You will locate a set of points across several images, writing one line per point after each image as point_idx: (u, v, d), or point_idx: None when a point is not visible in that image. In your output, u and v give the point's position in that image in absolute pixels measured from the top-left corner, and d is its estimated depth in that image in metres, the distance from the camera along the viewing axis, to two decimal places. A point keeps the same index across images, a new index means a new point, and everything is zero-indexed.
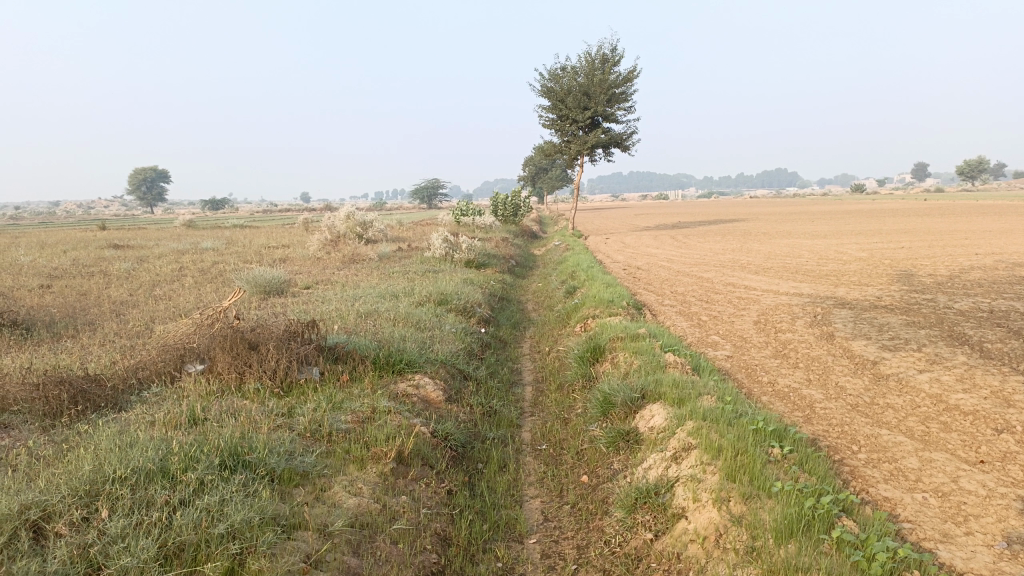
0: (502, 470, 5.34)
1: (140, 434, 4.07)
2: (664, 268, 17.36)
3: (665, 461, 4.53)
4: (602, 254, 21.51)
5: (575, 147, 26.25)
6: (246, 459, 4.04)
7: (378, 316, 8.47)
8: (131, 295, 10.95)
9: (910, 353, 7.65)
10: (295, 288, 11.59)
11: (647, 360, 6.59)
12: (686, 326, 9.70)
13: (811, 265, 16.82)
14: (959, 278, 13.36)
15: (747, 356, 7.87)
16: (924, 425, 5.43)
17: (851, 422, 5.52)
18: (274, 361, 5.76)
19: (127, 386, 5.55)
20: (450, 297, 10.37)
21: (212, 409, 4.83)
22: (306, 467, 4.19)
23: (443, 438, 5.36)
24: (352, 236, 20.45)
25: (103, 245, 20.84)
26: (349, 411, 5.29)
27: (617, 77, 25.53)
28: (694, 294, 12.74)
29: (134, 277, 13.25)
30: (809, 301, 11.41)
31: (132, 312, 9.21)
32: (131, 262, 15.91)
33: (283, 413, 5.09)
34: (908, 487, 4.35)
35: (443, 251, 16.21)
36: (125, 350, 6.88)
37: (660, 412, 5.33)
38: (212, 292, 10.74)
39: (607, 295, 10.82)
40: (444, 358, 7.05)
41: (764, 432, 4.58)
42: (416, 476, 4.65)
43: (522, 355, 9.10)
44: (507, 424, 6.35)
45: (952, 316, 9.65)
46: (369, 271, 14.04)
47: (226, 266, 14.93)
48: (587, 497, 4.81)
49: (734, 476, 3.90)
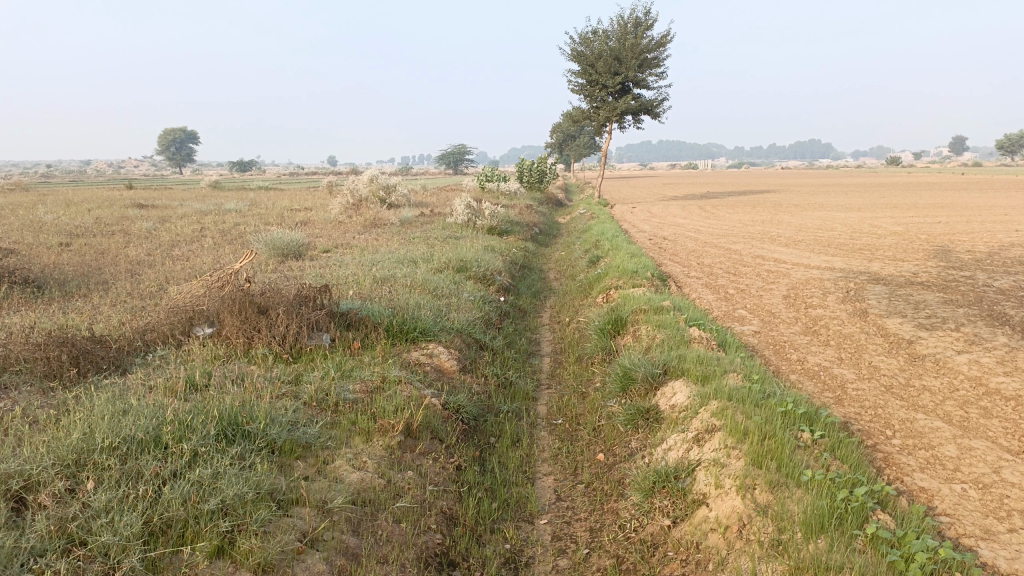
0: (515, 445, 5.14)
1: (136, 400, 3.92)
2: (691, 238, 16.95)
3: (686, 443, 4.28)
4: (628, 223, 21.09)
5: (603, 114, 25.67)
6: (245, 429, 3.86)
7: (395, 282, 8.27)
8: (149, 254, 10.83)
9: (948, 333, 7.28)
10: (314, 251, 11.43)
11: (670, 334, 6.30)
12: (712, 299, 9.38)
13: (843, 238, 16.33)
14: (999, 255, 12.86)
15: (775, 331, 7.57)
16: (962, 410, 5.12)
17: (885, 406, 5.22)
18: (283, 326, 5.58)
19: (133, 349, 5.42)
20: (471, 264, 10.13)
21: (215, 375, 4.67)
22: (308, 439, 4.01)
23: (454, 410, 5.15)
24: (374, 200, 20.26)
25: (128, 204, 20.86)
26: (358, 380, 5.10)
27: (649, 41, 24.84)
28: (721, 266, 12.38)
29: (155, 236, 13.17)
30: (841, 276, 11.01)
31: (148, 272, 9.10)
32: (153, 222, 15.87)
33: (289, 381, 4.91)
34: (947, 477, 4.07)
35: (465, 218, 15.94)
36: (136, 310, 6.76)
37: (683, 390, 5.07)
38: (229, 254, 10.61)
39: (631, 266, 10.51)
40: (460, 327, 6.83)
41: (793, 414, 4.31)
42: (424, 451, 4.46)
43: (541, 325, 8.87)
44: (523, 396, 6.14)
45: (992, 294, 9.23)
46: (390, 235, 13.84)
47: (248, 227, 14.82)
48: (603, 477, 4.59)
49: (760, 461, 3.65)
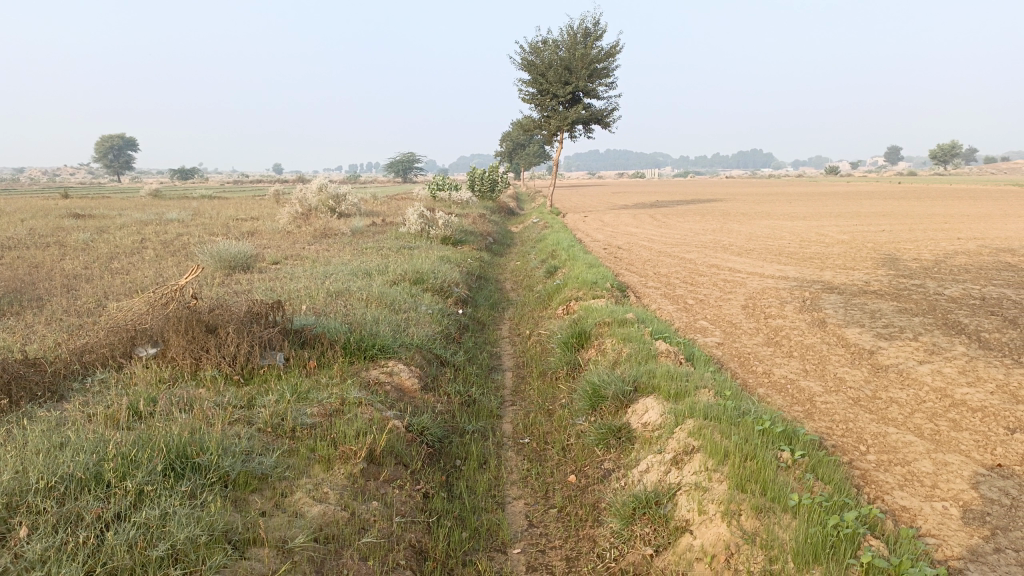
0: (482, 467, 4.92)
1: (74, 431, 3.59)
2: (645, 248, 16.99)
3: (663, 465, 4.13)
4: (582, 233, 21.05)
5: (554, 123, 25.66)
6: (195, 461, 3.57)
7: (349, 296, 7.99)
8: (86, 267, 10.31)
9: (907, 343, 7.32)
10: (263, 262, 11.03)
11: (637, 349, 6.17)
12: (672, 310, 9.32)
13: (793, 247, 16.56)
14: (945, 263, 13.14)
15: (738, 343, 7.51)
16: (932, 423, 5.09)
17: (855, 419, 5.16)
18: (234, 345, 5.28)
19: (70, 372, 5.06)
20: (427, 275, 9.89)
21: (161, 401, 4.34)
22: (265, 469, 3.74)
23: (418, 433, 4.92)
24: (324, 209, 19.85)
25: (64, 214, 20.01)
26: (315, 403, 4.82)
27: (599, 51, 24.97)
28: (678, 276, 12.38)
29: (92, 249, 12.58)
30: (796, 285, 11.08)
31: (86, 286, 8.61)
32: (90, 232, 15.21)
33: (242, 405, 4.62)
34: (927, 494, 4.00)
35: (418, 227, 15.67)
36: (73, 329, 6.36)
37: (655, 407, 4.93)
38: (173, 267, 10.16)
39: (590, 276, 10.40)
40: (420, 343, 6.59)
41: (772, 433, 4.19)
42: (389, 478, 4.22)
43: (501, 338, 8.69)
44: (487, 414, 5.94)
45: (944, 303, 9.37)
46: (342, 246, 13.50)
47: (192, 238, 14.29)
48: (576, 501, 4.41)
49: (744, 485, 3.52)
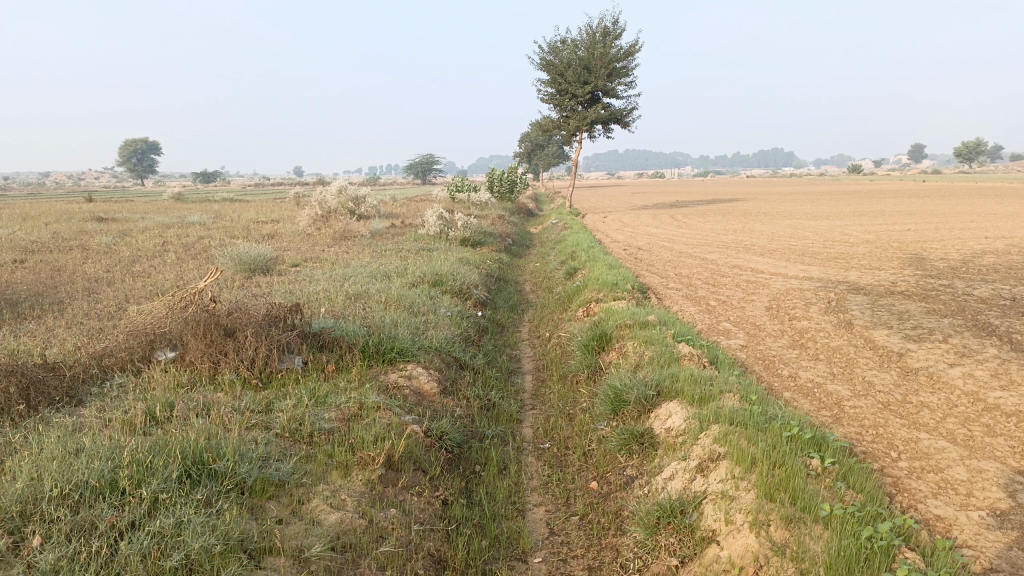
0: (502, 473, 4.84)
1: (90, 438, 3.55)
2: (665, 249, 16.83)
3: (688, 472, 4.02)
4: (601, 233, 20.90)
5: (573, 123, 25.54)
6: (211, 468, 3.52)
7: (368, 299, 7.94)
8: (108, 271, 10.36)
9: (937, 345, 7.14)
10: (283, 265, 11.04)
11: (659, 352, 6.05)
12: (694, 312, 9.18)
13: (816, 247, 16.32)
14: (973, 263, 12.88)
15: (762, 345, 7.37)
16: (965, 428, 4.93)
17: (885, 424, 5.02)
18: (252, 349, 5.23)
19: (89, 377, 5.05)
20: (446, 277, 9.83)
21: (178, 406, 4.31)
22: (282, 476, 3.68)
23: (437, 438, 4.85)
24: (343, 212, 19.89)
25: (88, 218, 20.19)
26: (333, 407, 4.76)
27: (618, 51, 24.82)
28: (699, 277, 12.24)
29: (114, 252, 12.66)
30: (821, 286, 10.90)
31: (107, 290, 8.64)
32: (113, 236, 15.33)
33: (259, 410, 4.57)
34: (963, 503, 3.86)
35: (437, 228, 15.64)
36: (93, 333, 6.36)
37: (679, 412, 4.82)
38: (193, 270, 10.19)
39: (610, 277, 10.29)
40: (439, 346, 6.53)
41: (800, 440, 4.07)
42: (408, 484, 4.15)
43: (521, 340, 8.61)
44: (507, 419, 5.86)
45: (974, 304, 9.15)
46: (361, 248, 13.50)
47: (213, 241, 14.35)
48: (597, 509, 4.32)
49: (772, 494, 3.41)
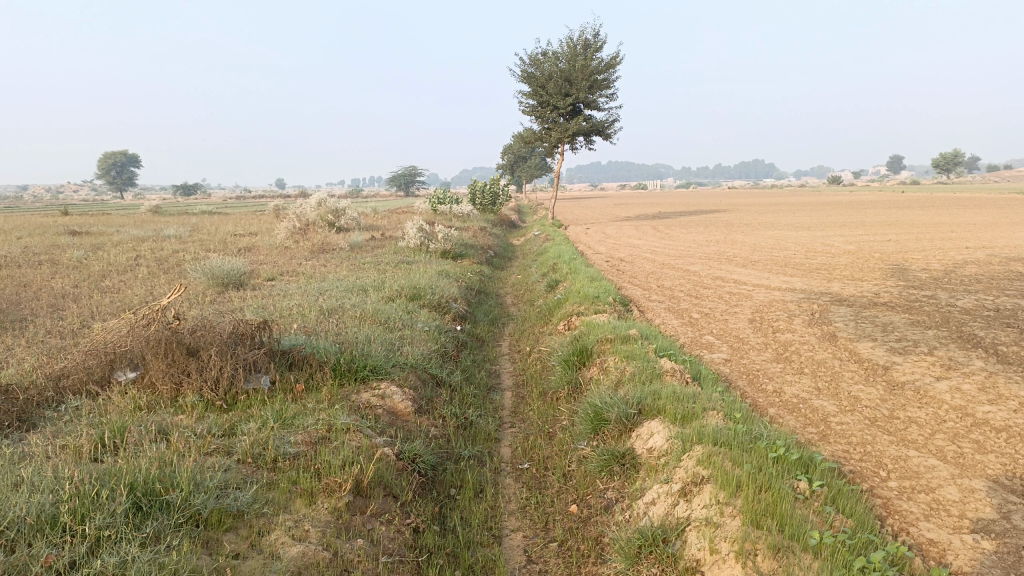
0: (478, 497, 4.64)
1: (32, 469, 3.32)
2: (648, 260, 16.71)
3: (670, 496, 3.85)
4: (583, 245, 20.74)
5: (555, 135, 25.46)
6: (164, 499, 3.30)
7: (343, 314, 7.72)
8: (76, 286, 10.05)
9: (922, 357, 7.03)
10: (257, 279, 10.77)
11: (641, 368, 5.89)
12: (676, 325, 9.03)
13: (798, 258, 16.27)
14: (955, 273, 12.86)
15: (746, 359, 7.23)
16: (955, 445, 4.79)
17: (873, 442, 4.87)
18: (216, 369, 5.01)
19: (44, 400, 4.81)
20: (424, 291, 9.63)
21: (133, 430, 4.08)
22: (240, 506, 3.46)
23: (409, 460, 4.65)
24: (322, 224, 19.63)
25: (61, 231, 19.78)
26: (300, 429, 4.55)
27: (599, 63, 24.82)
28: (682, 289, 12.12)
29: (84, 267, 12.33)
30: (804, 297, 10.80)
31: (73, 306, 8.36)
32: (85, 250, 14.98)
33: (221, 434, 4.35)
34: (956, 526, 3.70)
35: (418, 241, 15.44)
36: (53, 352, 6.09)
37: (661, 431, 4.65)
38: (164, 285, 9.91)
39: (592, 290, 10.13)
40: (414, 363, 6.32)
41: (787, 461, 3.90)
42: (377, 511, 3.94)
43: (500, 355, 8.42)
44: (484, 438, 5.66)
45: (957, 315, 9.08)
46: (339, 261, 13.27)
47: (187, 255, 14.04)
48: (577, 534, 4.12)
49: (759, 521, 3.24)
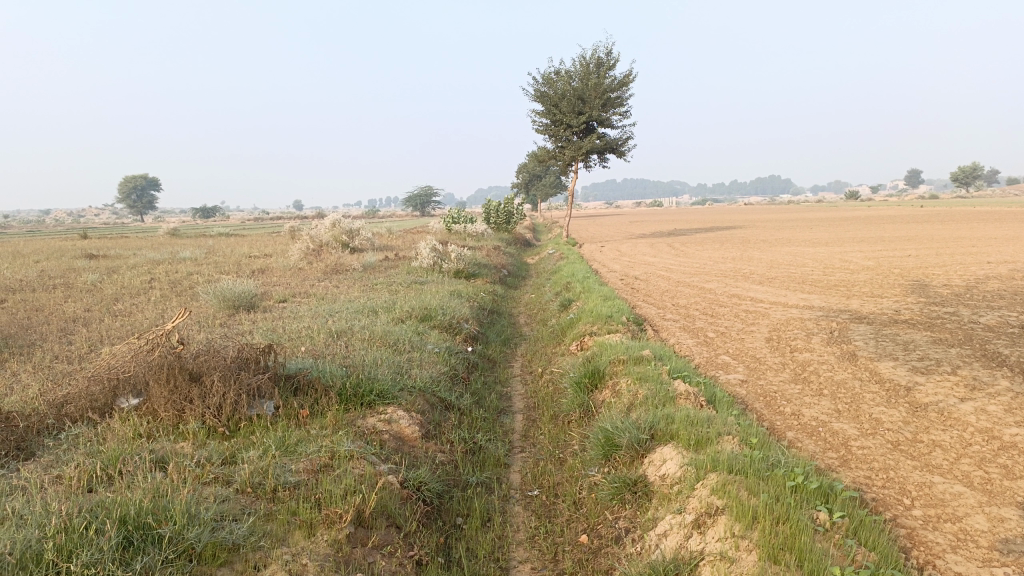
0: (485, 526, 4.50)
1: (22, 502, 3.24)
2: (663, 278, 16.54)
3: (683, 528, 3.69)
4: (598, 263, 20.62)
5: (569, 153, 25.41)
6: (156, 534, 3.20)
7: (352, 336, 7.64)
8: (88, 310, 10.05)
9: (945, 377, 6.82)
10: (268, 301, 10.73)
11: (654, 390, 5.73)
12: (691, 345, 8.86)
13: (816, 274, 16.04)
14: (977, 289, 12.59)
15: (764, 380, 7.04)
16: (982, 470, 4.59)
17: (896, 467, 4.68)
18: (219, 395, 4.93)
19: (45, 428, 4.75)
20: (435, 311, 9.53)
21: (130, 460, 3.99)
22: (236, 539, 3.35)
23: (414, 488, 4.52)
24: (335, 245, 19.65)
25: (78, 255, 19.92)
26: (302, 457, 4.43)
27: (612, 81, 24.81)
28: (697, 307, 11.95)
29: (98, 290, 12.36)
30: (822, 315, 10.59)
31: (83, 330, 8.34)
32: (100, 273, 15.06)
33: (221, 463, 4.24)
34: (986, 559, 3.51)
35: (430, 261, 15.38)
36: (59, 378, 6.03)
37: (673, 458, 4.50)
38: (175, 309, 9.88)
39: (605, 309, 9.98)
40: (422, 386, 6.20)
41: (806, 490, 3.73)
42: (379, 543, 3.81)
43: (512, 377, 8.29)
44: (493, 464, 5.51)
45: (981, 332, 8.84)
46: (351, 282, 13.23)
47: (201, 277, 14.06)
48: (587, 567, 3.97)
49: (777, 556, 3.08)
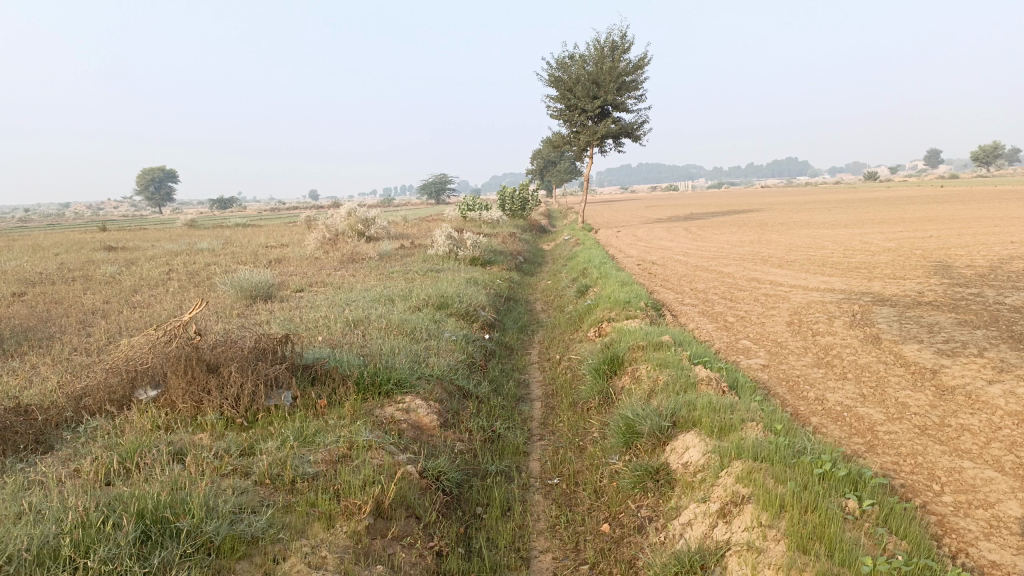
0: (506, 515, 4.46)
1: (41, 497, 3.23)
2: (680, 263, 16.40)
3: (708, 517, 3.62)
4: (614, 249, 20.46)
5: (584, 138, 25.21)
6: (175, 527, 3.18)
7: (369, 325, 7.61)
8: (107, 302, 10.10)
9: (972, 360, 6.67)
10: (285, 291, 10.71)
11: (674, 376, 5.64)
12: (711, 330, 8.75)
13: (836, 257, 15.83)
14: (1002, 270, 12.36)
15: (785, 365, 6.94)
16: (1014, 455, 4.47)
17: (924, 452, 4.57)
18: (236, 386, 4.90)
19: (63, 420, 4.75)
20: (452, 299, 9.47)
21: (148, 453, 3.98)
22: (254, 532, 3.32)
23: (433, 478, 4.48)
24: (351, 234, 19.63)
25: (98, 247, 20.04)
26: (320, 448, 4.40)
27: (627, 64, 24.55)
28: (716, 292, 11.82)
29: (116, 282, 12.40)
30: (843, 298, 10.43)
31: (102, 322, 8.36)
32: (119, 265, 15.12)
33: (239, 454, 4.22)
34: (1020, 547, 3.41)
35: (446, 249, 15.32)
36: (78, 369, 6.04)
37: (696, 445, 4.42)
38: (193, 300, 9.89)
39: (623, 295, 9.88)
40: (440, 374, 6.15)
41: (833, 477, 3.65)
42: (398, 534, 3.78)
43: (530, 364, 8.24)
44: (512, 452, 5.46)
45: (1007, 313, 8.67)
46: (368, 271, 13.20)
47: (219, 268, 14.08)
48: (609, 556, 3.91)
49: (806, 546, 3.01)
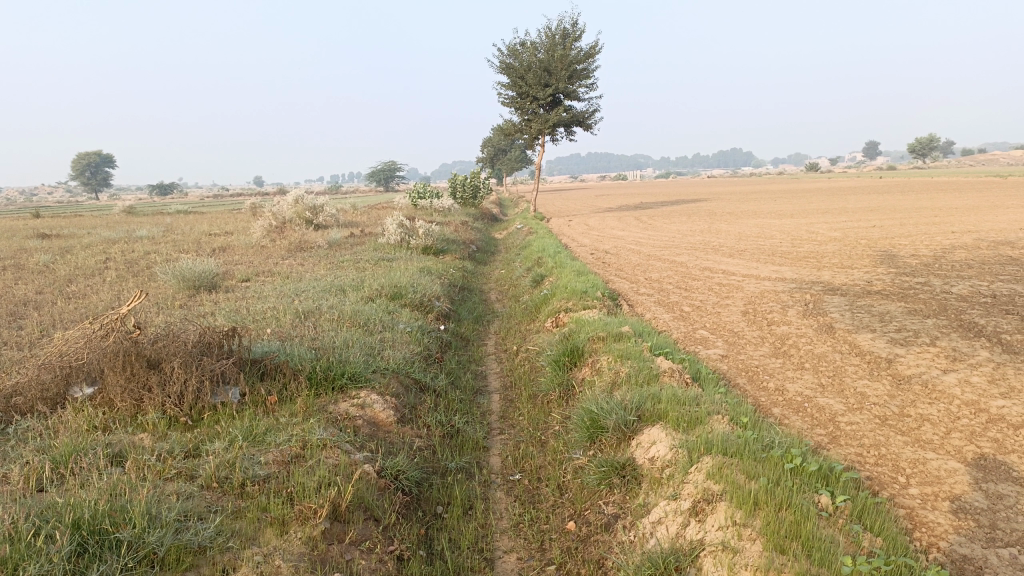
0: (467, 514, 4.30)
1: None
2: (633, 252, 16.40)
3: (680, 515, 3.53)
4: (567, 238, 20.41)
5: (535, 127, 25.06)
6: (115, 538, 2.94)
7: (319, 316, 7.34)
8: (39, 292, 9.58)
9: (925, 349, 6.75)
10: (231, 281, 10.32)
11: (637, 368, 5.55)
12: (668, 320, 8.72)
13: (785, 246, 16.03)
14: (945, 259, 12.64)
15: (744, 355, 6.92)
16: (974, 445, 4.49)
17: (887, 444, 4.56)
18: (180, 383, 4.63)
19: None
20: (405, 289, 9.23)
21: (83, 457, 3.70)
22: (202, 541, 3.09)
23: (392, 477, 4.29)
24: (299, 221, 19.14)
25: (29, 235, 19.13)
26: (272, 447, 4.17)
27: (578, 53, 24.46)
28: (670, 281, 11.83)
29: (50, 271, 11.81)
30: (795, 287, 10.52)
31: (34, 314, 7.90)
32: (52, 254, 14.42)
33: (183, 456, 3.97)
34: (989, 538, 3.39)
35: (397, 237, 15.02)
36: (7, 365, 5.67)
37: (663, 440, 4.32)
38: (132, 290, 9.45)
39: (579, 285, 9.78)
40: (396, 367, 5.94)
41: (805, 472, 3.59)
42: (357, 538, 3.59)
43: (486, 355, 8.08)
44: (472, 447, 5.30)
45: (955, 302, 8.83)
46: (316, 260, 12.84)
47: (159, 257, 13.54)
48: (576, 556, 3.79)
49: (783, 546, 2.93)
